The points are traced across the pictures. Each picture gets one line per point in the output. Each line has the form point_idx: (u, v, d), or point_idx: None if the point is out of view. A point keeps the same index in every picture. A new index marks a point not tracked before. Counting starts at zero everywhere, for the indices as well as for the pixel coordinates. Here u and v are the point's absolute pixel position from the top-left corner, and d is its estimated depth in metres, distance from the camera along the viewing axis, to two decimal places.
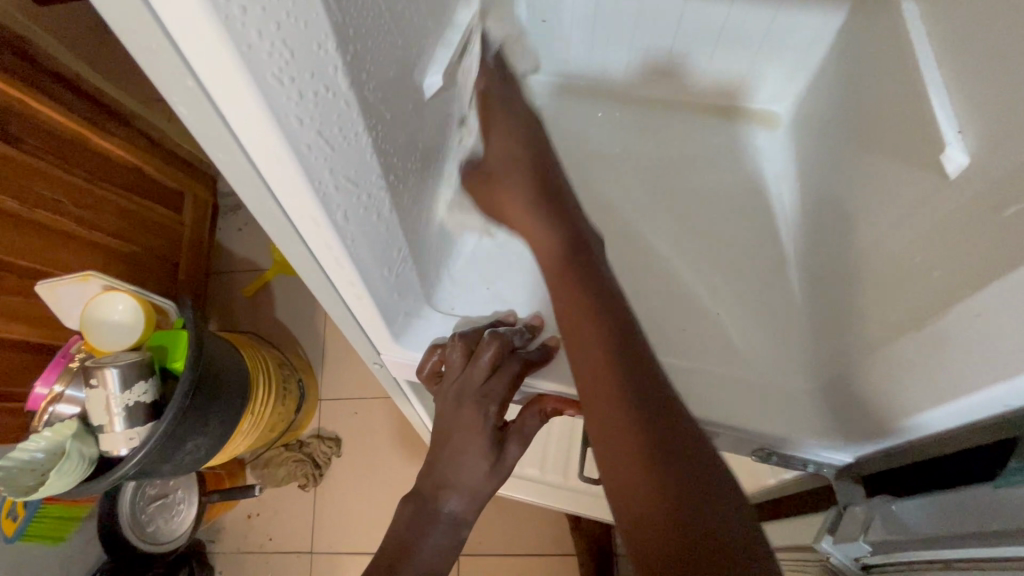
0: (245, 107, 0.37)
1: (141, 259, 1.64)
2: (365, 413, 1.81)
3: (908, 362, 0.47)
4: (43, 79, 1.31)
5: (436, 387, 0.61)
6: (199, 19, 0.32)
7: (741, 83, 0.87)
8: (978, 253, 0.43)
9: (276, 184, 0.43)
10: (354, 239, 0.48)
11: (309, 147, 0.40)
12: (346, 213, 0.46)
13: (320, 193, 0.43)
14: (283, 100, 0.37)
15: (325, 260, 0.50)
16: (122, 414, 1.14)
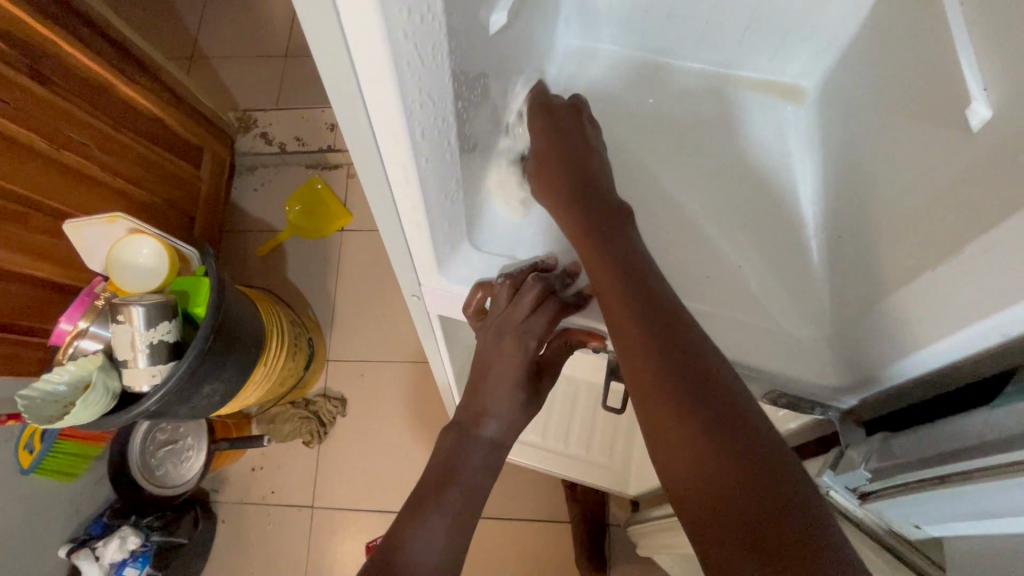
0: (356, 12, 0.39)
1: (161, 209, 1.66)
2: (372, 374, 1.85)
3: (919, 302, 0.50)
4: (72, 20, 1.33)
5: (478, 323, 0.67)
6: None
7: (769, 57, 0.90)
8: (990, 202, 0.47)
9: (371, 99, 0.45)
10: (424, 160, 0.51)
11: (408, 66, 0.43)
12: (424, 132, 0.49)
13: (405, 108, 0.45)
14: (396, 18, 0.40)
15: (394, 185, 0.53)
16: (146, 350, 1.18)
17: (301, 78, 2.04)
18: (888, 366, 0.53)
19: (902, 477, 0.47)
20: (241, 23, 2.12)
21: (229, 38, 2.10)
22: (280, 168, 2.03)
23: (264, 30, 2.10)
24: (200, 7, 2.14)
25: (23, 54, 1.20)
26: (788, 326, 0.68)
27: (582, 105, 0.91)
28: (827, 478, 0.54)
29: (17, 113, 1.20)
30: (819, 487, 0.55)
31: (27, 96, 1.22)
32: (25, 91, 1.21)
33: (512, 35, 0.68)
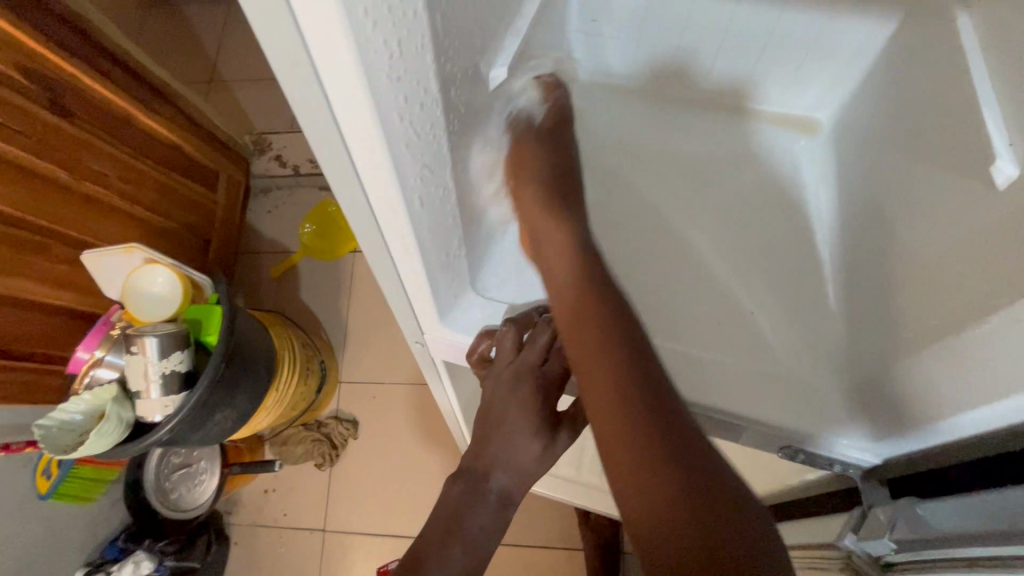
0: (344, 84, 0.38)
1: (178, 235, 1.69)
2: (383, 398, 1.84)
3: (942, 368, 0.48)
4: (95, 55, 1.36)
5: (484, 373, 0.64)
6: (332, 27, 0.34)
7: (783, 89, 0.88)
8: (1016, 264, 0.44)
9: (362, 168, 0.45)
10: (422, 221, 0.50)
11: (401, 142, 0.43)
12: (421, 198, 0.48)
13: (400, 174, 0.45)
14: (389, 98, 0.39)
15: (392, 246, 0.52)
16: (158, 381, 1.19)
17: None
18: (914, 429, 0.50)
19: (926, 552, 0.45)
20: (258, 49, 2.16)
21: (247, 63, 2.14)
22: (294, 191, 2.06)
23: None
24: (218, 33, 2.19)
25: (45, 89, 1.23)
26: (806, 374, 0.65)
27: (591, 139, 0.89)
28: (850, 542, 0.52)
29: (37, 147, 1.22)
30: (843, 550, 0.53)
31: (49, 130, 1.24)
32: (46, 126, 1.23)
33: (516, 78, 0.67)
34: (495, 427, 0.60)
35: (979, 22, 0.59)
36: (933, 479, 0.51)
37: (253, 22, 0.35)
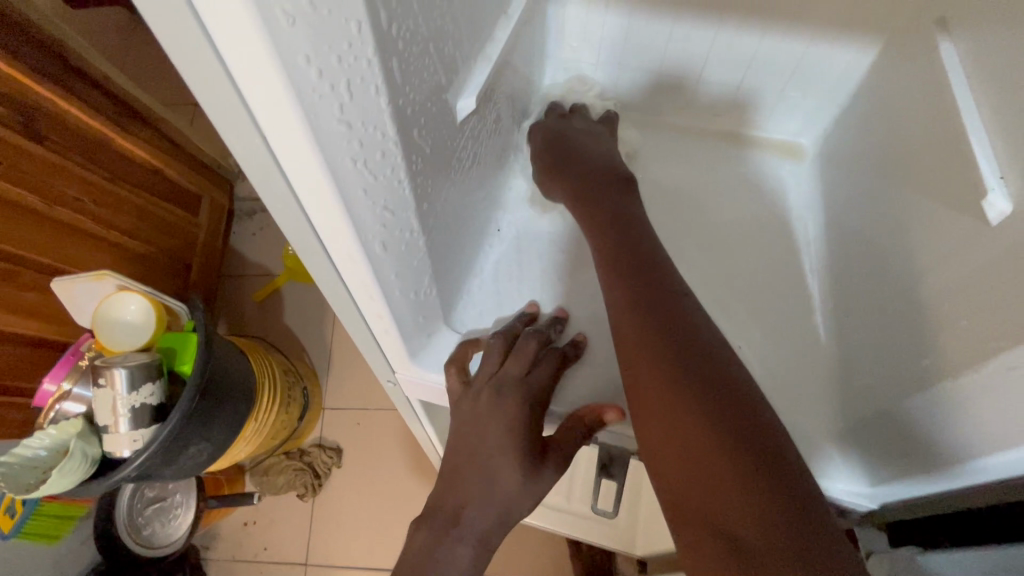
0: (283, 127, 0.35)
1: (157, 260, 1.65)
2: (368, 424, 1.79)
3: (945, 419, 0.45)
4: (71, 79, 1.33)
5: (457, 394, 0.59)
6: (266, 71, 0.32)
7: (768, 112, 0.87)
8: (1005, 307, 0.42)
9: (316, 217, 0.42)
10: (383, 263, 0.47)
11: (354, 187, 0.40)
12: (383, 243, 0.46)
13: (353, 218, 0.42)
14: (337, 141, 0.37)
15: (355, 291, 0.49)
16: (127, 415, 1.13)
17: None
18: (916, 477, 0.49)
19: None
20: None
21: None
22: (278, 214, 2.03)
23: None
24: None
25: (19, 113, 1.19)
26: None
27: None
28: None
29: (8, 171, 1.17)
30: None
31: (22, 155, 1.20)
32: (19, 150, 1.19)
33: (490, 107, 0.65)
34: (477, 475, 0.57)
35: (961, 48, 0.57)
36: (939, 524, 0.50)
37: (177, 63, 0.32)
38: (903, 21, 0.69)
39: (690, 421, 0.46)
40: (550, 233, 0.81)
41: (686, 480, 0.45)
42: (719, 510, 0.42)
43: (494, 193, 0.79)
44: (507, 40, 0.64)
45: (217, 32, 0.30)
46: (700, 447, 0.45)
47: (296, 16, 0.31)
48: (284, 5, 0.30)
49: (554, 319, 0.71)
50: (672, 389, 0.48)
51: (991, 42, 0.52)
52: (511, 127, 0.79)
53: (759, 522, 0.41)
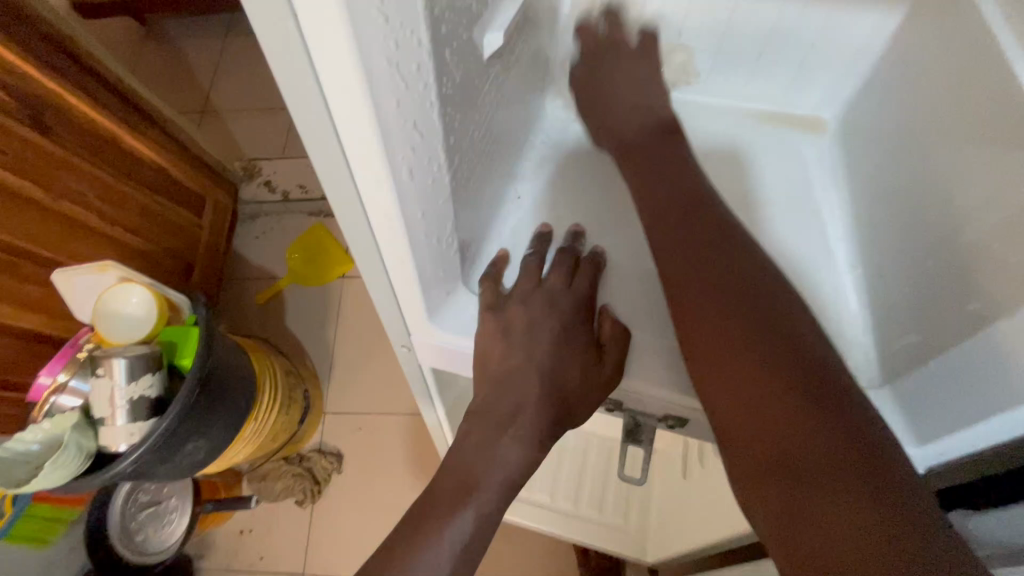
0: (326, 46, 0.29)
1: (161, 260, 1.51)
2: (370, 429, 1.60)
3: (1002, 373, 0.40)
4: (77, 74, 1.23)
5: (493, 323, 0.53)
6: None
7: (792, 77, 0.73)
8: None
9: (343, 137, 0.34)
10: (415, 214, 0.41)
11: (388, 103, 0.33)
12: (410, 173, 0.38)
13: (391, 161, 0.36)
14: (373, 35, 0.30)
15: (376, 233, 0.43)
16: (125, 407, 1.09)
17: None
18: (971, 423, 0.42)
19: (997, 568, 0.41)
20: (252, 71, 1.94)
21: (239, 89, 1.92)
22: (282, 218, 1.84)
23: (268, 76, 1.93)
24: (213, 58, 1.99)
25: (24, 104, 1.10)
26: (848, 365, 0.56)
27: None
28: None
29: (9, 161, 1.08)
30: None
31: (21, 145, 1.10)
32: (18, 140, 1.09)
33: (520, 55, 0.59)
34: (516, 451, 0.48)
35: None
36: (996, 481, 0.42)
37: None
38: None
39: (750, 359, 0.45)
40: (588, 195, 0.73)
41: (749, 418, 0.44)
42: (786, 446, 0.41)
43: (515, 159, 0.73)
44: None
45: None
46: (763, 386, 0.44)
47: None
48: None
49: (574, 232, 0.65)
50: (727, 329, 0.47)
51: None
52: (536, 88, 0.73)
53: (827, 454, 0.40)
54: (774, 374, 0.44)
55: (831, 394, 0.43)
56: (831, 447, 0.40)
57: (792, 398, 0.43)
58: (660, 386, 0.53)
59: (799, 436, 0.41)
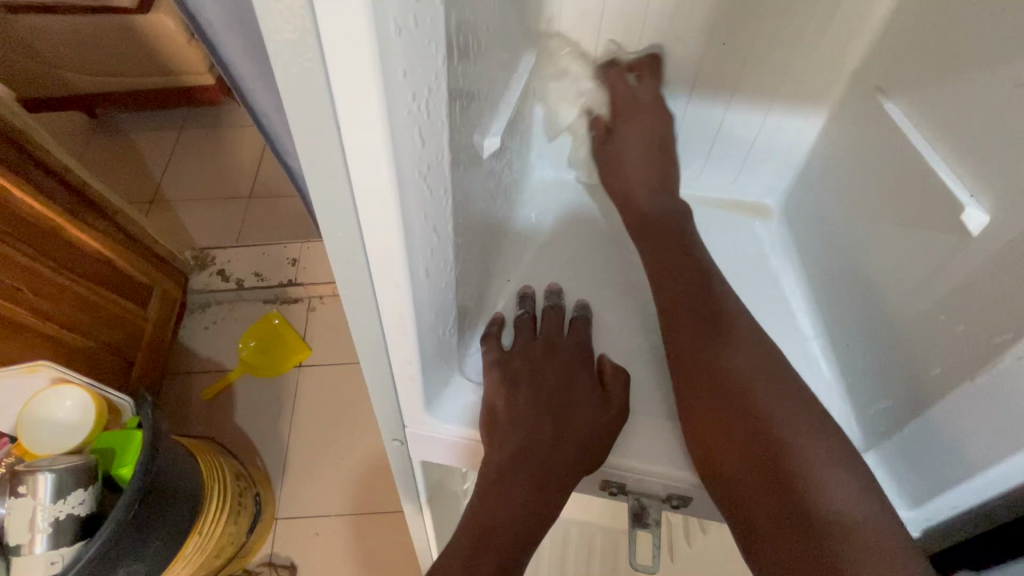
0: (366, 162, 0.31)
1: (95, 355, 1.31)
2: (329, 534, 1.33)
3: (951, 428, 0.43)
4: (25, 166, 1.16)
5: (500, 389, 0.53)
6: (358, 56, 0.26)
7: (733, 175, 0.81)
8: (1017, 307, 0.38)
9: (371, 242, 0.36)
10: (424, 305, 0.42)
11: (415, 211, 0.35)
12: (428, 268, 0.39)
13: (411, 261, 0.37)
14: (410, 154, 0.32)
15: (388, 326, 0.43)
16: (47, 531, 0.91)
17: (270, 216, 1.81)
18: (958, 482, 0.42)
19: None
20: (210, 163, 1.94)
21: (194, 181, 1.89)
22: (235, 306, 1.68)
23: (228, 167, 1.93)
24: (167, 153, 1.97)
25: None
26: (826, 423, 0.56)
27: None
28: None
29: None
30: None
31: None
32: None
33: (508, 142, 0.62)
34: (522, 547, 0.46)
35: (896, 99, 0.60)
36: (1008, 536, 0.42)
37: (271, 60, 0.27)
38: (846, 84, 0.70)
39: (731, 413, 0.47)
40: (589, 263, 0.72)
41: (733, 472, 0.46)
42: (770, 499, 0.43)
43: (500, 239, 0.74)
44: (526, 75, 0.64)
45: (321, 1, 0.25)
46: (745, 438, 0.46)
47: (402, 29, 0.27)
48: (395, 18, 0.27)
49: (552, 289, 0.65)
50: (713, 386, 0.49)
51: (922, 81, 0.55)
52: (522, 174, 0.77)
53: (801, 503, 0.42)
54: (770, 436, 0.45)
55: (826, 454, 0.44)
56: (808, 497, 0.42)
57: (788, 461, 0.43)
58: (655, 459, 0.53)
59: (787, 491, 0.43)
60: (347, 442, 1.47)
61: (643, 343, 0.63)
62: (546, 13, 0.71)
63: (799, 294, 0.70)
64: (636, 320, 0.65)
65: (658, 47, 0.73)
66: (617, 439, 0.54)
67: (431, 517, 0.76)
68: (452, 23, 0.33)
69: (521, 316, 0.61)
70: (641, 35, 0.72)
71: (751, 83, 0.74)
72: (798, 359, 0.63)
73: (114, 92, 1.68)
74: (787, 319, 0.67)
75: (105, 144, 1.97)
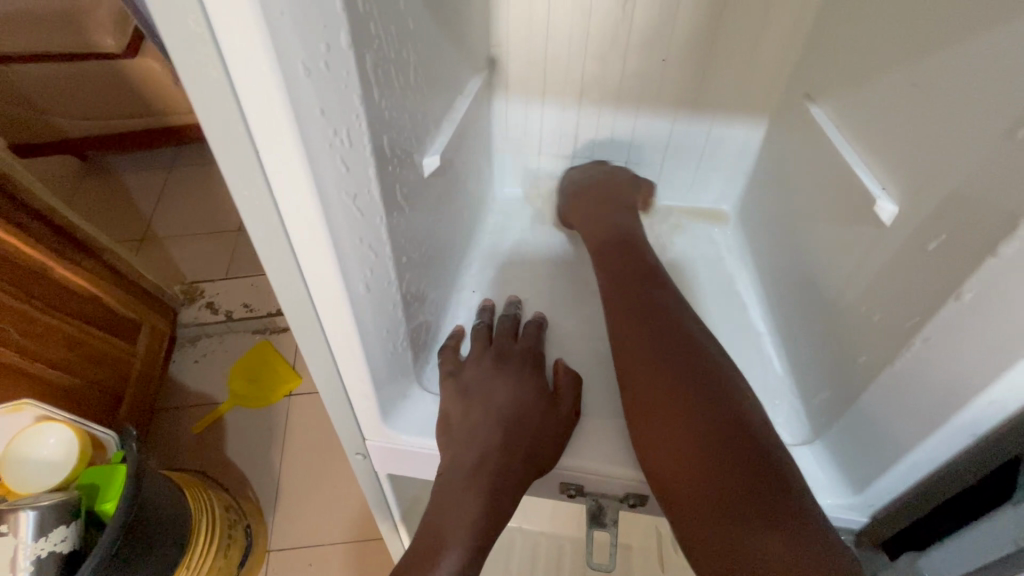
0: (292, 192, 0.33)
1: (83, 393, 1.31)
2: (321, 563, 1.31)
3: (881, 418, 0.44)
4: (14, 210, 1.19)
5: (456, 402, 0.54)
6: (267, 93, 0.29)
7: (687, 186, 0.85)
8: (926, 292, 0.40)
9: (307, 264, 0.38)
10: (367, 322, 0.44)
11: (344, 232, 0.37)
12: (367, 285, 0.41)
13: (347, 279, 0.39)
14: (332, 180, 0.34)
15: (336, 343, 0.44)
16: (30, 570, 0.91)
17: (256, 247, 1.84)
18: (892, 463, 0.44)
19: None
20: (198, 199, 1.98)
21: (181, 216, 1.93)
22: (223, 338, 1.69)
23: (215, 201, 1.97)
24: (156, 190, 2.01)
25: None
26: (773, 416, 0.58)
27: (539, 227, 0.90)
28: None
29: None
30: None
31: None
32: None
33: (461, 163, 0.65)
34: (477, 555, 0.47)
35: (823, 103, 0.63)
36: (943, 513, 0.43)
37: (191, 101, 0.29)
38: (783, 93, 0.74)
39: (673, 408, 0.48)
40: (549, 273, 0.74)
41: (675, 463, 0.46)
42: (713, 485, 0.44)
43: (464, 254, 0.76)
44: (475, 98, 0.68)
45: (229, 49, 0.27)
46: (684, 430, 0.47)
47: (312, 71, 0.30)
48: (303, 61, 0.29)
49: (511, 301, 0.67)
50: (655, 384, 0.51)
51: (842, 86, 0.58)
52: (483, 193, 0.81)
53: (739, 489, 0.43)
54: (709, 424, 0.46)
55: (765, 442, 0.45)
56: (746, 481, 0.43)
57: (727, 448, 0.45)
58: (610, 459, 0.54)
59: (727, 477, 0.43)
60: (338, 468, 1.46)
61: (599, 348, 0.65)
62: (494, 39, 0.75)
63: (757, 294, 0.72)
64: (594, 328, 0.67)
65: (603, 69, 0.77)
66: (571, 442, 0.55)
67: (408, 535, 0.76)
68: (370, 61, 0.36)
69: (478, 327, 0.63)
70: (586, 58, 0.76)
71: (694, 94, 0.78)
72: (753, 357, 0.65)
73: (101, 135, 1.72)
74: (745, 317, 0.69)
75: (95, 185, 2.01)
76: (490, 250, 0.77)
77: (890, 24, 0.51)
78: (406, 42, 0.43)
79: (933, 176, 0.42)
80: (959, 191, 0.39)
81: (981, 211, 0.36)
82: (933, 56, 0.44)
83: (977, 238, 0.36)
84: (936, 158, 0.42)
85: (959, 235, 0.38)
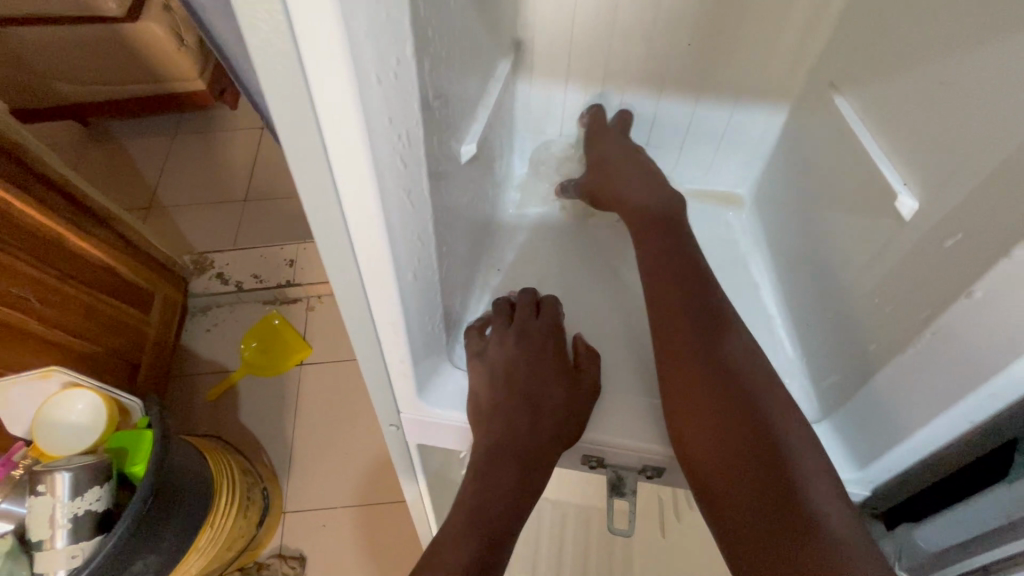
0: (355, 189, 0.35)
1: (104, 359, 1.35)
2: (335, 525, 1.38)
3: (886, 402, 0.48)
4: (29, 179, 1.20)
5: (486, 381, 0.58)
6: (341, 97, 0.31)
7: (704, 169, 0.86)
8: (940, 287, 0.43)
9: (362, 253, 0.40)
10: (410, 305, 0.46)
11: (398, 224, 0.39)
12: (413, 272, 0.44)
13: (397, 268, 0.42)
14: (391, 177, 0.36)
15: (380, 323, 0.47)
16: (67, 526, 0.96)
17: (265, 218, 1.85)
18: (893, 444, 0.47)
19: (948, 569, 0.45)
20: (205, 168, 1.97)
21: (189, 185, 1.93)
22: (235, 308, 1.72)
23: (222, 170, 1.96)
24: (162, 158, 2.00)
25: None
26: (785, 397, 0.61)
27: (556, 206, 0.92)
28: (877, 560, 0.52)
29: None
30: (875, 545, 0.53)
31: None
32: None
33: (487, 145, 0.66)
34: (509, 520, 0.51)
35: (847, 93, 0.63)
36: (939, 490, 0.47)
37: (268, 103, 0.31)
38: (805, 81, 0.74)
39: (699, 392, 0.52)
40: (568, 255, 0.76)
41: (702, 444, 0.50)
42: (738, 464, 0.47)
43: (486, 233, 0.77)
44: (501, 80, 0.68)
45: (310, 60, 0.29)
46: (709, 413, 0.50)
47: (381, 77, 0.32)
48: (374, 69, 0.31)
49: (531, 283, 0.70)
50: (683, 370, 0.54)
51: (868, 77, 0.59)
52: (504, 173, 0.82)
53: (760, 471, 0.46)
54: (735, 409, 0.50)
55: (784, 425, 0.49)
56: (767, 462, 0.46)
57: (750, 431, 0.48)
58: (630, 434, 0.58)
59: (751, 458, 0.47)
60: (349, 437, 1.51)
61: (618, 328, 0.68)
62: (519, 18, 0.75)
63: (768, 278, 0.74)
64: (613, 309, 0.70)
65: (627, 51, 0.77)
66: (593, 417, 0.59)
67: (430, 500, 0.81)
68: (427, 63, 0.38)
69: (504, 307, 0.66)
70: (611, 39, 0.76)
71: (718, 79, 0.78)
72: (764, 339, 0.68)
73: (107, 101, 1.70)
74: (756, 301, 0.72)
75: (100, 151, 2.00)
76: (509, 231, 0.79)
77: (921, 20, 0.52)
78: (452, 35, 0.44)
79: (954, 176, 0.44)
80: (979, 192, 0.41)
81: (998, 212, 0.38)
82: (963, 56, 0.45)
83: (994, 239, 0.38)
84: (959, 158, 0.44)
85: (977, 235, 0.40)
